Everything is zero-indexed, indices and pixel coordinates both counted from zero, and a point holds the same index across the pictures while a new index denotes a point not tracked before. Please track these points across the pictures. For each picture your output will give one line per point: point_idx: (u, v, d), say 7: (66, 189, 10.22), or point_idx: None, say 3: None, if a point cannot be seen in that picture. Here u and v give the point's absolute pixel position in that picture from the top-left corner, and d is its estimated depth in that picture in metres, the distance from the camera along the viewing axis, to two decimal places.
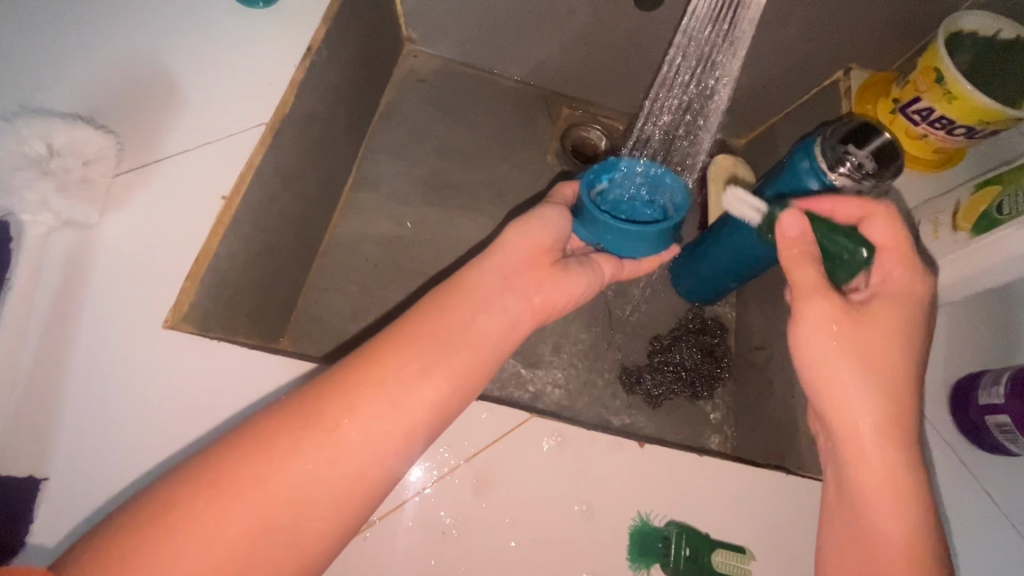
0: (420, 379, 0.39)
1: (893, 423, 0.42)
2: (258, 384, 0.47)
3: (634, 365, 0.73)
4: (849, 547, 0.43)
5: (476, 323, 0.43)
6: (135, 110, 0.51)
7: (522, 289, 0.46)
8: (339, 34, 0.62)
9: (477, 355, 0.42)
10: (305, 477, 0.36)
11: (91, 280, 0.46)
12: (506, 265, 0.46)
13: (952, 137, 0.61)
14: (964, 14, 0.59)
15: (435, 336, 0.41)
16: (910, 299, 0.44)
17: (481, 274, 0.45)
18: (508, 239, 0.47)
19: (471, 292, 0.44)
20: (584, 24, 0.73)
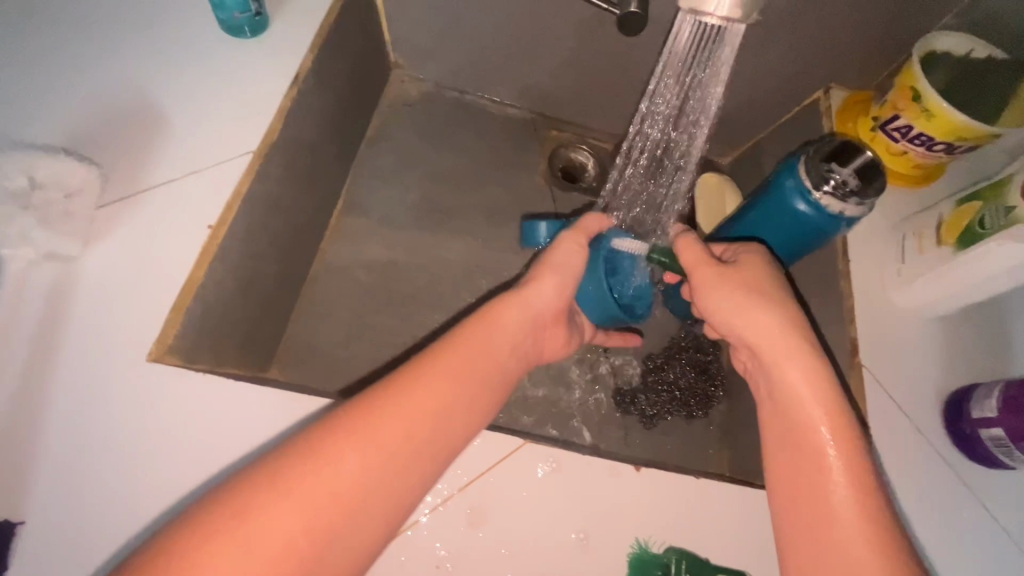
0: (457, 388, 0.42)
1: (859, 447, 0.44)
2: (248, 416, 0.46)
3: (628, 386, 0.72)
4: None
5: (502, 348, 0.47)
6: (121, 141, 0.50)
7: (541, 339, 0.53)
8: (327, 63, 0.63)
9: (503, 376, 0.46)
10: (362, 482, 0.37)
11: (75, 313, 0.45)
12: (543, 311, 0.52)
13: (932, 154, 0.63)
14: (939, 35, 0.61)
15: (476, 363, 0.44)
16: (756, 281, 0.50)
17: (520, 315, 0.50)
18: (543, 285, 0.52)
19: (505, 326, 0.49)
20: (568, 50, 0.74)
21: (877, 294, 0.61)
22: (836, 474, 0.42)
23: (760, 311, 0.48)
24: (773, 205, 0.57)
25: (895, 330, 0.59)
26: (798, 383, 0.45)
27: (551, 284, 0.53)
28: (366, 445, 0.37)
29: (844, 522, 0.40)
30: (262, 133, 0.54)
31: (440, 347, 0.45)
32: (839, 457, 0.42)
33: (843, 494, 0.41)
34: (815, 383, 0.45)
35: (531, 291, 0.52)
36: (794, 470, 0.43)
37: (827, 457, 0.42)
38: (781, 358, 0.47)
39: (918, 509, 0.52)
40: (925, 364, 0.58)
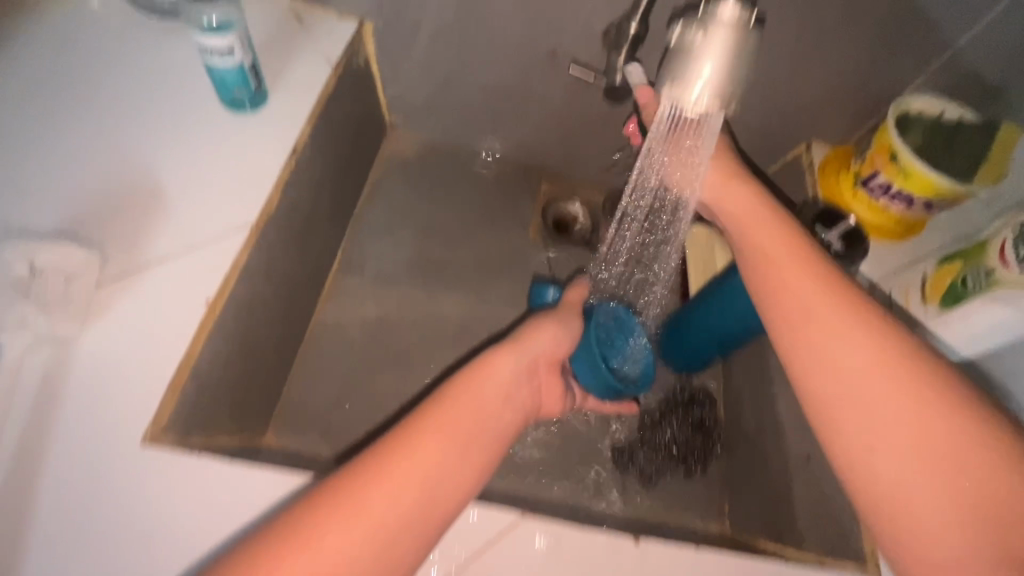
0: (445, 443, 0.42)
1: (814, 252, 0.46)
2: (239, 499, 0.45)
3: (626, 443, 0.72)
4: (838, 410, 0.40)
5: (497, 399, 0.47)
6: (120, 219, 0.51)
7: (537, 387, 0.53)
8: (324, 131, 0.65)
9: (497, 432, 0.46)
10: (346, 558, 0.37)
11: (68, 395, 0.45)
12: (537, 357, 0.53)
13: (912, 209, 0.65)
14: (910, 97, 0.64)
15: (465, 419, 0.44)
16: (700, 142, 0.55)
17: (513, 363, 0.50)
18: (541, 335, 0.54)
19: (500, 374, 0.49)
20: (557, 109, 0.77)
21: None
22: (804, 283, 0.44)
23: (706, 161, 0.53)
24: None
25: None
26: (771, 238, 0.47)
27: (546, 329, 0.55)
28: (348, 523, 0.37)
29: (831, 320, 0.42)
30: (259, 204, 0.55)
31: (429, 405, 0.45)
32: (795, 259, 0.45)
33: (820, 297, 0.43)
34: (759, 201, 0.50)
35: (528, 335, 0.53)
36: (776, 300, 0.45)
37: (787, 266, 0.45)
38: (733, 197, 0.51)
39: None
40: None
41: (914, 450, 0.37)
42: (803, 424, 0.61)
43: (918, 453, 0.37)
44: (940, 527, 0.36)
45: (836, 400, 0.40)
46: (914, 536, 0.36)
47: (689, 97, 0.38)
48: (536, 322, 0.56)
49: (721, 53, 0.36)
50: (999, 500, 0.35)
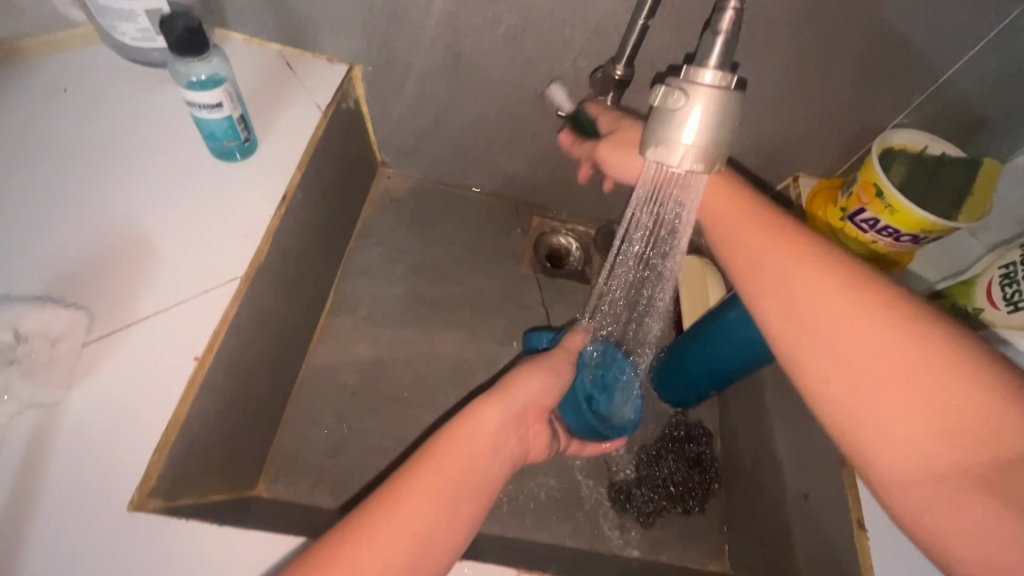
0: (432, 496, 0.41)
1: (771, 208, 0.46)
2: (229, 563, 0.44)
3: (623, 481, 0.71)
4: (811, 360, 0.40)
5: (486, 454, 0.46)
6: (107, 276, 0.51)
7: (526, 435, 0.52)
8: (314, 176, 0.66)
9: (488, 487, 0.45)
10: None
11: (53, 462, 0.44)
12: (524, 406, 0.52)
13: (900, 243, 0.65)
14: (892, 133, 0.65)
15: (454, 475, 0.43)
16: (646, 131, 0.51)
17: (499, 414, 0.49)
18: (531, 380, 0.53)
19: (486, 427, 0.47)
20: (546, 146, 0.78)
21: None
22: (762, 241, 0.43)
23: None
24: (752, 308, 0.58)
25: None
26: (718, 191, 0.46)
27: (531, 377, 0.53)
28: None
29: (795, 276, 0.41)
30: (249, 255, 0.55)
31: (419, 458, 0.44)
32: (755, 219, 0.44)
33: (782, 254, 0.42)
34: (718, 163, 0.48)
35: (512, 385, 0.52)
36: (744, 257, 0.44)
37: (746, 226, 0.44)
38: None
39: None
40: None
41: (881, 386, 0.37)
42: (800, 463, 0.61)
43: (884, 382, 0.37)
44: (914, 456, 0.36)
45: (810, 353, 0.40)
46: (883, 458, 0.37)
47: (674, 156, 0.39)
48: (527, 366, 0.55)
49: (702, 115, 0.37)
50: (964, 420, 0.34)
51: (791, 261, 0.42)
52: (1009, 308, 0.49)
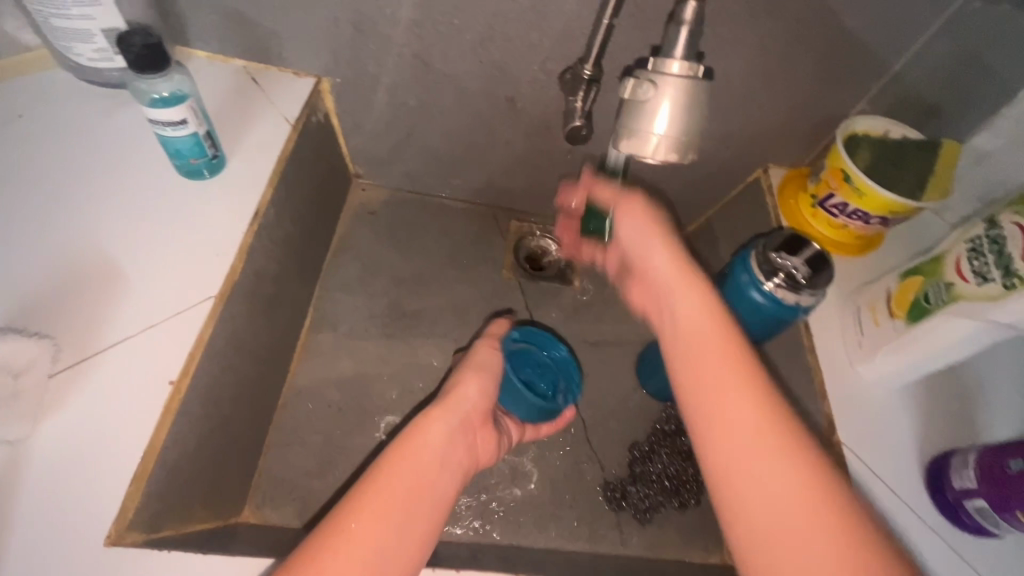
0: (378, 527, 0.41)
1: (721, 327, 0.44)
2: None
3: (618, 479, 0.71)
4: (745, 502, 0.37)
5: (432, 465, 0.48)
6: (72, 304, 0.49)
7: (473, 442, 0.54)
8: (286, 192, 0.65)
9: (434, 497, 0.46)
10: None
11: (22, 503, 0.42)
12: (468, 414, 0.54)
13: (870, 225, 0.67)
14: (855, 119, 0.67)
15: (399, 495, 0.44)
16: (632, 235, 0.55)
17: (443, 425, 0.51)
18: (469, 384, 0.56)
19: (431, 439, 0.49)
20: (520, 150, 0.78)
21: (843, 367, 0.62)
22: (708, 364, 0.42)
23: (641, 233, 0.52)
24: (732, 297, 0.58)
25: (865, 403, 0.60)
26: (723, 350, 0.42)
27: (470, 382, 0.57)
28: None
29: (734, 411, 0.39)
30: (222, 274, 0.54)
31: (370, 474, 0.45)
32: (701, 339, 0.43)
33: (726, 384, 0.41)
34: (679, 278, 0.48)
35: (453, 395, 0.55)
36: (689, 380, 0.42)
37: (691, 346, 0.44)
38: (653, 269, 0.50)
39: None
40: (902, 436, 0.59)
41: (810, 547, 0.34)
42: None
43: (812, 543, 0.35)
44: None
45: (742, 497, 0.37)
46: None
47: (647, 147, 0.39)
48: (464, 373, 0.58)
49: (671, 105, 0.38)
50: None
51: (733, 393, 0.40)
52: (978, 280, 0.50)
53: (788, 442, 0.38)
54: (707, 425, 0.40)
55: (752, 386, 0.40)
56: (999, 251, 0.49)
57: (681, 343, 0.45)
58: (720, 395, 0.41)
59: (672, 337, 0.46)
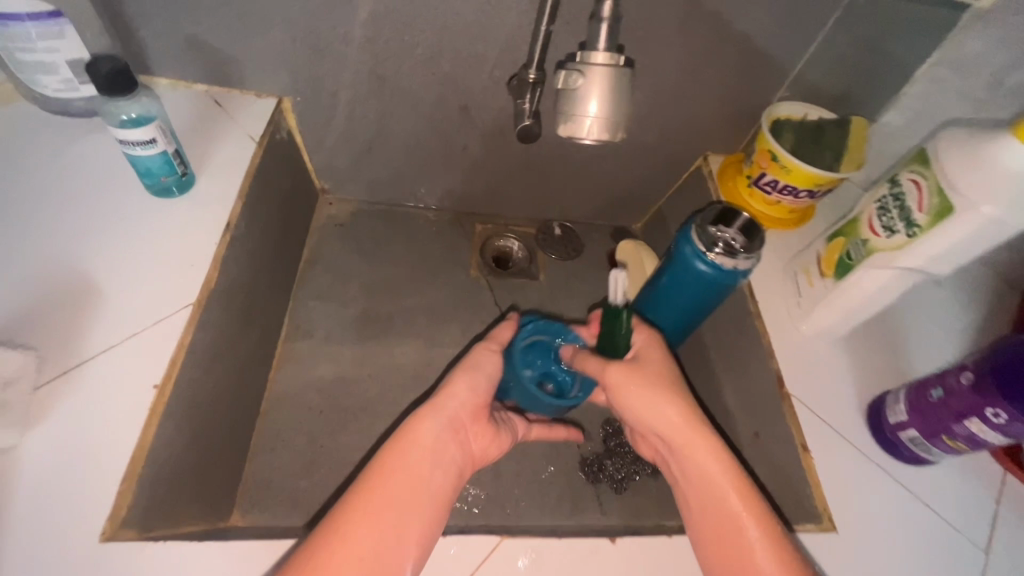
0: (373, 531, 0.45)
1: (731, 461, 0.51)
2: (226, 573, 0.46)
3: (594, 454, 0.75)
4: None
5: (422, 465, 0.50)
6: (53, 319, 0.50)
7: (465, 438, 0.56)
8: (255, 206, 0.67)
9: (424, 492, 0.49)
10: None
11: (17, 508, 0.43)
12: (456, 412, 0.55)
13: (799, 199, 0.74)
14: (776, 105, 0.75)
15: (391, 497, 0.47)
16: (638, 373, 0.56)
17: (433, 424, 0.53)
18: (459, 385, 0.57)
19: (422, 437, 0.52)
20: (477, 155, 0.83)
21: (786, 325, 0.68)
22: (723, 491, 0.50)
23: (649, 377, 0.55)
24: (679, 269, 0.64)
25: (808, 357, 0.66)
26: (742, 507, 0.49)
27: (460, 382, 0.57)
28: None
29: (746, 536, 0.47)
30: (199, 283, 0.56)
31: (365, 475, 0.49)
32: (714, 471, 0.51)
33: (740, 512, 0.48)
34: (687, 411, 0.53)
35: (443, 394, 0.56)
36: (708, 512, 0.50)
37: (707, 476, 0.51)
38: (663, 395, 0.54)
39: (864, 518, 0.57)
40: (842, 383, 0.65)
41: None
42: (750, 409, 0.69)
43: None
44: None
45: None
46: None
47: (582, 129, 0.44)
48: (454, 375, 0.58)
49: (598, 90, 0.43)
50: None
51: (746, 517, 0.48)
52: (887, 233, 0.56)
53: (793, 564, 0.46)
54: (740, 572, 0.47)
55: (758, 514, 0.48)
56: (902, 206, 0.55)
57: (697, 492, 0.51)
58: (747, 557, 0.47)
59: (698, 516, 0.51)
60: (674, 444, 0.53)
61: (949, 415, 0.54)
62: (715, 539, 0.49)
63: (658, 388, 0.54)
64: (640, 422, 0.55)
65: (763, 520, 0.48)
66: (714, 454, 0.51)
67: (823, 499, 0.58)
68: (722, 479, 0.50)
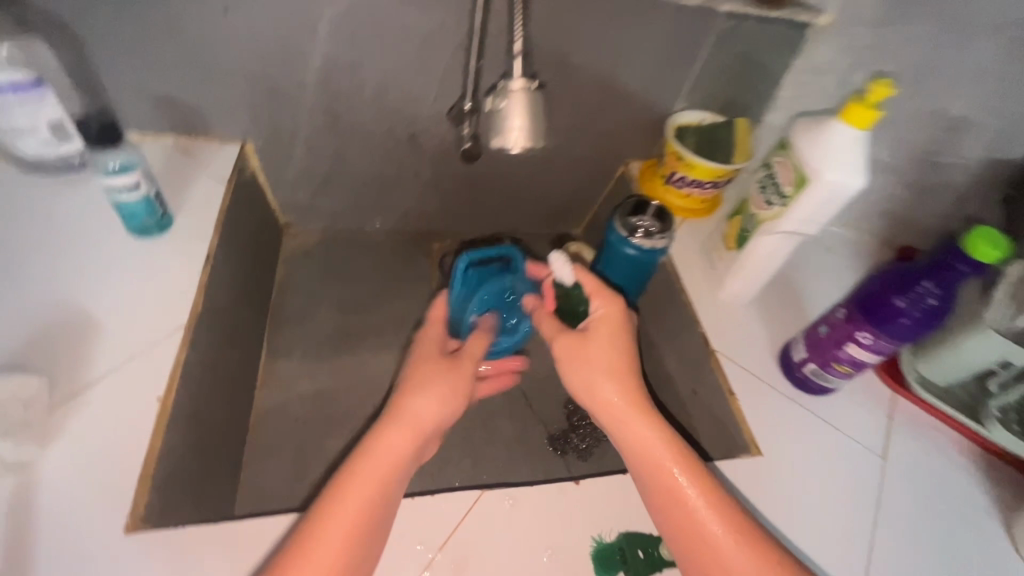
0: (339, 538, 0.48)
1: (664, 428, 0.58)
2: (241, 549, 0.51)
3: (560, 430, 0.83)
4: (697, 555, 0.52)
5: (384, 476, 0.53)
6: (58, 349, 0.56)
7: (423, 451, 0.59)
8: (229, 239, 0.74)
9: (386, 502, 0.52)
10: None
11: (46, 513, 0.48)
12: (418, 425, 0.57)
13: (706, 190, 0.87)
14: (676, 115, 0.89)
15: (356, 506, 0.50)
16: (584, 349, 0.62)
17: (394, 437, 0.55)
18: (422, 398, 0.59)
19: (384, 452, 0.54)
20: (427, 179, 0.93)
21: (706, 295, 0.80)
22: (661, 453, 0.56)
23: (591, 357, 0.61)
24: (611, 255, 0.75)
25: (727, 318, 0.78)
26: (675, 467, 0.55)
27: (422, 397, 0.58)
28: None
29: (681, 489, 0.54)
30: (187, 307, 0.62)
31: (332, 487, 0.51)
32: (652, 437, 0.57)
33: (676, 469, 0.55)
34: (626, 387, 0.60)
35: (405, 409, 0.57)
36: (648, 473, 0.56)
37: (646, 442, 0.57)
38: (604, 373, 0.60)
39: (783, 440, 0.69)
40: (756, 336, 0.77)
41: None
42: (686, 367, 0.80)
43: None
44: None
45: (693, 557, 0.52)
46: None
47: (509, 141, 0.55)
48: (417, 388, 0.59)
49: (518, 109, 0.55)
50: None
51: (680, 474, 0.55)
52: (768, 207, 0.69)
53: (722, 509, 0.53)
54: (677, 522, 0.53)
55: (692, 472, 0.55)
56: (776, 184, 0.69)
57: (638, 457, 0.57)
58: (691, 513, 0.53)
59: (640, 476, 0.57)
60: (616, 416, 0.59)
61: (833, 344, 0.66)
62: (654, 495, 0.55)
63: (602, 368, 0.60)
64: (585, 399, 0.62)
65: (698, 476, 0.55)
66: (650, 422, 0.58)
67: (749, 430, 0.69)
68: (656, 442, 0.57)
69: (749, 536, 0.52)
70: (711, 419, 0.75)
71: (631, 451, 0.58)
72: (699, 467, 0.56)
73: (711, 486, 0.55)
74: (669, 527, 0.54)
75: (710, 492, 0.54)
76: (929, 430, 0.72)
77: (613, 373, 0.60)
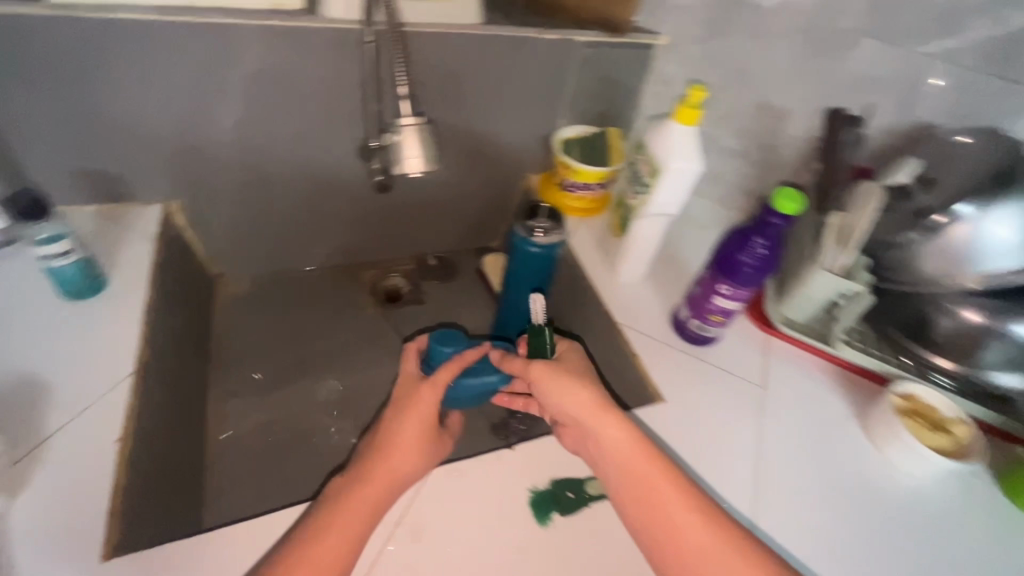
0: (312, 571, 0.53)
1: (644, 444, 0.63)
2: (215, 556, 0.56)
3: (500, 418, 0.91)
4: (680, 556, 0.57)
5: (360, 517, 0.58)
6: (10, 411, 0.60)
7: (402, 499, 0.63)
8: (164, 293, 0.79)
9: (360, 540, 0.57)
10: None
11: (19, 556, 0.52)
12: (395, 473, 0.62)
13: (595, 191, 1.00)
14: (558, 131, 1.01)
15: (330, 544, 0.55)
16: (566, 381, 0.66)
17: (372, 483, 0.60)
18: (404, 447, 0.63)
19: (362, 495, 0.59)
20: (349, 215, 1.01)
21: (604, 278, 0.94)
22: (645, 468, 0.61)
23: (573, 385, 0.65)
24: (518, 255, 0.86)
25: (625, 296, 0.91)
26: (657, 478, 0.61)
27: (402, 448, 0.63)
28: None
29: (664, 499, 0.60)
30: (132, 357, 0.67)
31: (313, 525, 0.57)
32: (637, 454, 0.62)
33: (659, 481, 0.60)
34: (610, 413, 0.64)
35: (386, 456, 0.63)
36: (634, 488, 0.61)
37: (631, 461, 0.62)
38: (588, 405, 0.64)
39: (682, 386, 0.82)
40: (650, 307, 0.91)
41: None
42: (599, 343, 0.93)
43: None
44: None
45: (674, 558, 0.58)
46: None
47: (408, 167, 0.66)
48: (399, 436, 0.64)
49: (412, 139, 0.66)
50: None
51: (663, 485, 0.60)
52: (638, 196, 0.84)
53: (700, 514, 0.59)
54: (661, 529, 0.59)
55: (671, 483, 0.60)
56: (640, 177, 0.83)
57: (623, 474, 0.62)
58: (671, 519, 0.59)
59: (624, 492, 0.61)
60: (602, 440, 0.63)
61: (704, 299, 0.80)
62: (639, 507, 0.60)
63: (585, 397, 0.64)
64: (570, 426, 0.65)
65: (677, 486, 0.61)
66: (634, 442, 0.62)
67: (652, 383, 0.81)
68: (639, 459, 0.62)
69: (723, 535, 0.58)
70: (625, 381, 0.87)
71: (618, 472, 0.62)
72: (678, 476, 0.61)
73: (688, 493, 0.60)
74: (652, 532, 0.59)
75: (688, 498, 0.60)
76: (799, 360, 0.87)
77: (597, 400, 0.64)
